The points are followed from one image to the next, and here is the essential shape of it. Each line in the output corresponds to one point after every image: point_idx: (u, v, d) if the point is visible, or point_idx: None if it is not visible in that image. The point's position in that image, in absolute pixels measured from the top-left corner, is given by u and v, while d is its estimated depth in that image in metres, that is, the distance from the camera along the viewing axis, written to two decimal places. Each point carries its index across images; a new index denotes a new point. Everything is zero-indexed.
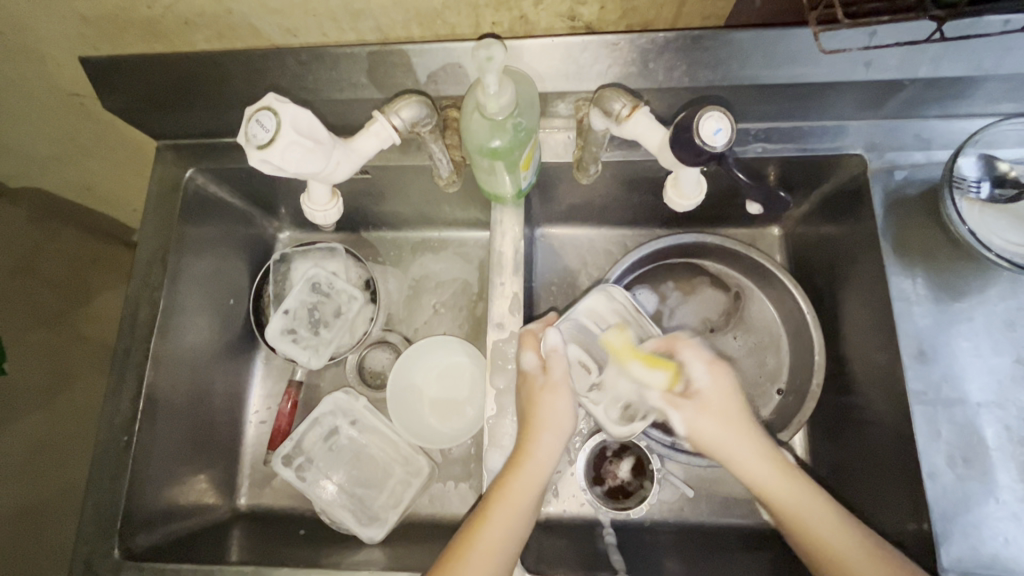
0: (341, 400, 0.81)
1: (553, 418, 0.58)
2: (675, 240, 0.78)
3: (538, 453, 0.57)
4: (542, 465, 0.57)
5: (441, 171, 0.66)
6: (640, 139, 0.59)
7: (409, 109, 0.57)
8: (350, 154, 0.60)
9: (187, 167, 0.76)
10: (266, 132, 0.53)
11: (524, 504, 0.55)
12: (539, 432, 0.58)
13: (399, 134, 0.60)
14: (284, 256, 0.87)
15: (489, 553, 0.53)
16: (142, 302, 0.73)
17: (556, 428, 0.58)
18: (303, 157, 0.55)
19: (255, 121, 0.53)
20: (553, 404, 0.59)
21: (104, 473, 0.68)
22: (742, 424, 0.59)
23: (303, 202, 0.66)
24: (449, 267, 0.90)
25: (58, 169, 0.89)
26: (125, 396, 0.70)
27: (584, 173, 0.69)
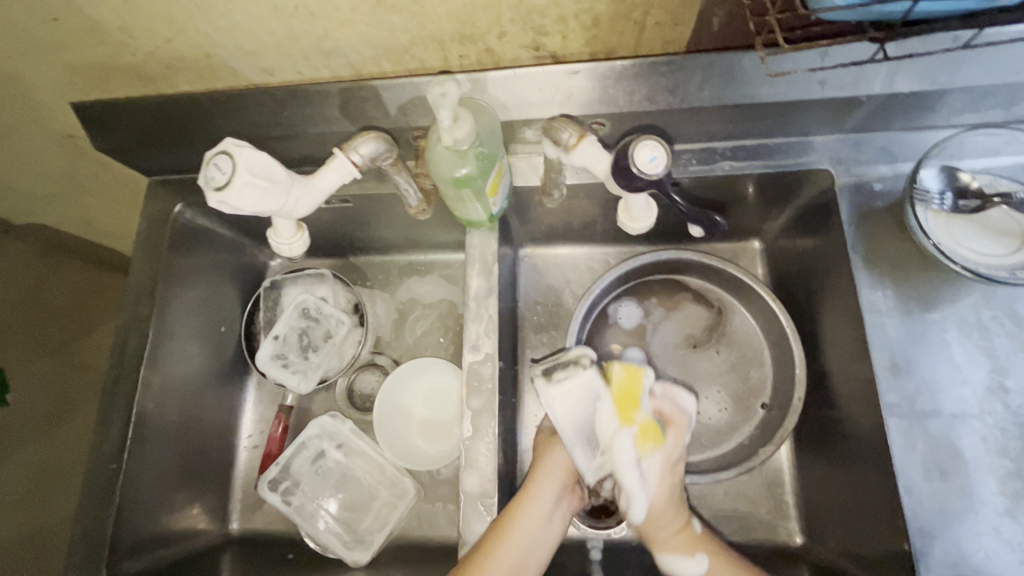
0: (327, 424, 0.82)
1: (555, 461, 0.65)
2: (653, 257, 0.79)
3: (528, 514, 0.60)
4: (530, 526, 0.60)
5: (411, 199, 0.68)
6: (589, 167, 0.60)
7: (368, 144, 0.60)
8: (319, 190, 0.62)
9: (176, 202, 0.79)
10: (223, 174, 0.56)
11: (527, 542, 0.59)
12: (536, 493, 0.62)
13: (357, 169, 0.62)
14: (275, 283, 0.90)
15: None
16: (131, 332, 0.75)
17: (559, 470, 0.65)
18: (262, 195, 0.58)
19: (213, 164, 0.56)
20: (553, 461, 0.65)
21: (94, 500, 0.70)
22: (673, 502, 0.63)
23: (270, 235, 0.68)
24: (435, 289, 0.92)
25: (60, 206, 0.93)
26: (115, 425, 0.72)
27: (551, 197, 0.71)
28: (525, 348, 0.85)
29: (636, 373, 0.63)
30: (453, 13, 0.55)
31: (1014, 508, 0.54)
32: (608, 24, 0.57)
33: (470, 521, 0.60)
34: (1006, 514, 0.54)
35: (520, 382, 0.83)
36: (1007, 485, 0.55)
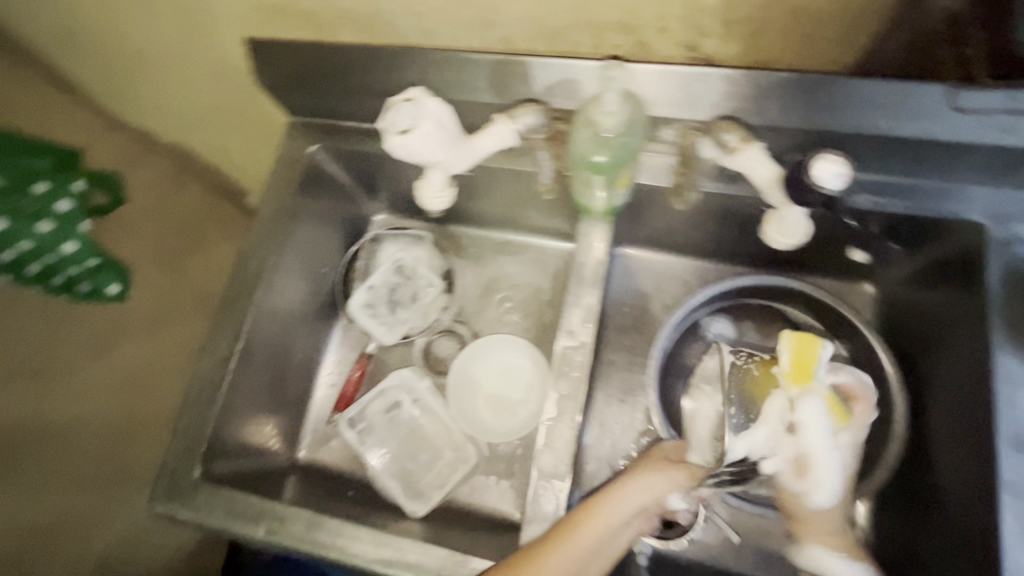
0: (408, 376, 0.87)
1: (641, 476, 0.63)
2: (759, 280, 0.77)
3: (598, 522, 0.58)
4: (601, 536, 0.58)
5: (544, 178, 0.70)
6: (749, 172, 0.59)
7: (529, 115, 0.61)
8: (470, 153, 0.64)
9: (313, 142, 0.83)
10: (408, 121, 0.59)
11: (590, 546, 0.57)
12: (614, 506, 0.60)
13: (516, 137, 0.63)
14: (378, 236, 0.93)
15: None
16: (253, 255, 0.81)
17: (644, 486, 0.63)
18: (437, 145, 0.61)
19: (397, 110, 0.59)
20: (640, 483, 0.63)
21: (199, 399, 0.75)
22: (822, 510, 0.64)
23: (415, 189, 0.69)
24: (524, 271, 0.94)
25: (204, 131, 1.01)
26: (228, 334, 0.78)
27: (681, 199, 0.70)
28: (604, 345, 0.85)
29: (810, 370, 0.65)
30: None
31: None
32: (773, 33, 0.56)
33: (542, 500, 0.60)
34: None
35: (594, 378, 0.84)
36: None
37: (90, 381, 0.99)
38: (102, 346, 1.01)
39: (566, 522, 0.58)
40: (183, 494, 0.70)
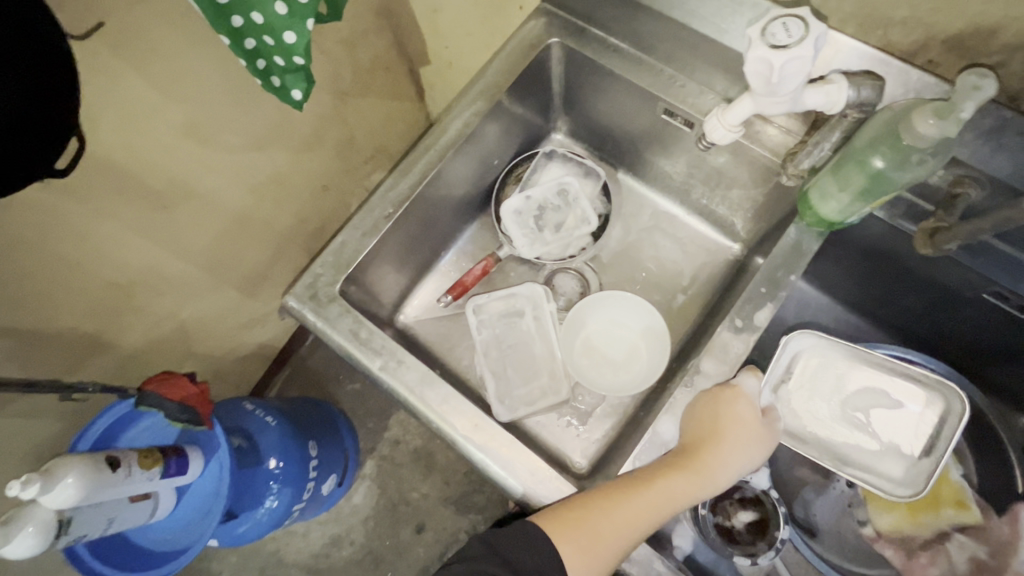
0: (538, 293, 0.87)
1: (745, 443, 0.60)
2: (925, 360, 0.72)
3: (689, 478, 0.58)
4: (688, 494, 0.57)
5: (805, 160, 0.63)
6: None
7: (869, 91, 0.55)
8: (796, 101, 0.55)
9: (554, 35, 0.80)
10: (787, 36, 0.51)
11: (683, 498, 0.57)
12: (708, 471, 0.59)
13: (840, 108, 0.56)
14: (552, 154, 0.91)
15: (632, 519, 0.55)
16: (456, 119, 0.79)
17: (744, 453, 0.60)
18: (792, 77, 0.52)
19: (780, 22, 0.51)
20: (734, 444, 0.59)
21: (362, 226, 0.74)
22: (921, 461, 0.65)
23: (713, 112, 0.63)
24: (672, 249, 0.91)
25: None
26: (406, 181, 0.77)
27: (932, 246, 0.61)
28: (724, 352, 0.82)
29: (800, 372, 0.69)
30: None
31: None
32: None
33: (647, 458, 0.61)
34: None
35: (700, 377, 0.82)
36: None
37: (247, 165, 1.03)
38: (265, 142, 1.03)
39: (662, 472, 0.58)
40: (319, 301, 0.71)
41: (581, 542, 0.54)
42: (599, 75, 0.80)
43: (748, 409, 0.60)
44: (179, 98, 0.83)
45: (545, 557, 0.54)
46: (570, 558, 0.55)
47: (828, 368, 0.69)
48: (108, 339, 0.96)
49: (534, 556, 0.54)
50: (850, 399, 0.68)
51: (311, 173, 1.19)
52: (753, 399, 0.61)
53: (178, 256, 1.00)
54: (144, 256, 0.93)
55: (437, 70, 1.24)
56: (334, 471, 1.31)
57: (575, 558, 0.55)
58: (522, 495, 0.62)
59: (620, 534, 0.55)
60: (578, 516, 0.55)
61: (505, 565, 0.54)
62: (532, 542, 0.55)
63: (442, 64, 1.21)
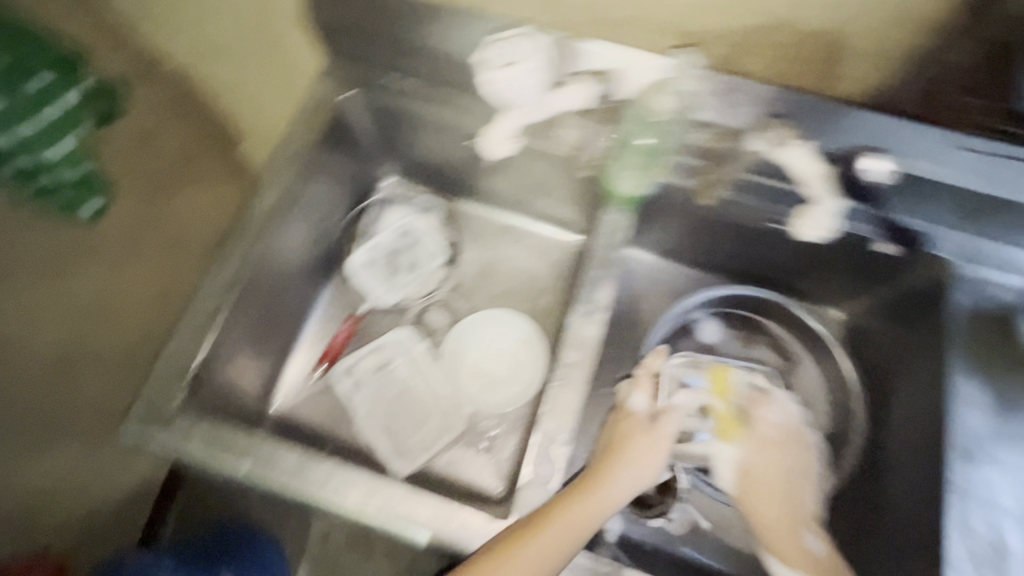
0: (405, 336, 0.87)
1: (638, 459, 0.66)
2: (747, 291, 0.84)
3: (591, 505, 0.60)
4: (592, 519, 0.59)
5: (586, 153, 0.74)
6: (789, 166, 0.66)
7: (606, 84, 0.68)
8: (547, 105, 0.70)
9: (344, 91, 0.81)
10: (505, 52, 0.67)
11: (590, 520, 0.59)
12: (608, 491, 0.63)
13: (592, 105, 0.70)
14: (385, 201, 0.94)
15: (541, 554, 0.55)
16: (268, 192, 0.77)
17: (637, 470, 0.66)
18: (525, 78, 0.67)
19: (499, 47, 0.67)
20: (626, 462, 0.66)
21: (192, 327, 0.70)
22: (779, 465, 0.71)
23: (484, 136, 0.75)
24: (525, 257, 0.95)
25: (220, 65, 0.96)
26: (229, 267, 0.74)
27: (707, 195, 0.72)
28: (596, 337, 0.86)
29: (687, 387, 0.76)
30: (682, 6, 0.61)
31: None
32: (806, 65, 0.64)
33: (540, 462, 0.62)
34: None
35: None
36: None
37: None
38: None
39: (565, 499, 0.60)
40: (161, 420, 0.66)
41: None
42: (401, 117, 0.83)
43: (637, 431, 0.68)
44: None
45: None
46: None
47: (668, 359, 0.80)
48: None
49: None
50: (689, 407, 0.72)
51: None
52: (638, 421, 0.69)
53: None
54: None
55: None
56: None
57: None
58: (426, 538, 0.61)
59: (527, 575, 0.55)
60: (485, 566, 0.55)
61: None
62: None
63: (257, 138, 1.18)
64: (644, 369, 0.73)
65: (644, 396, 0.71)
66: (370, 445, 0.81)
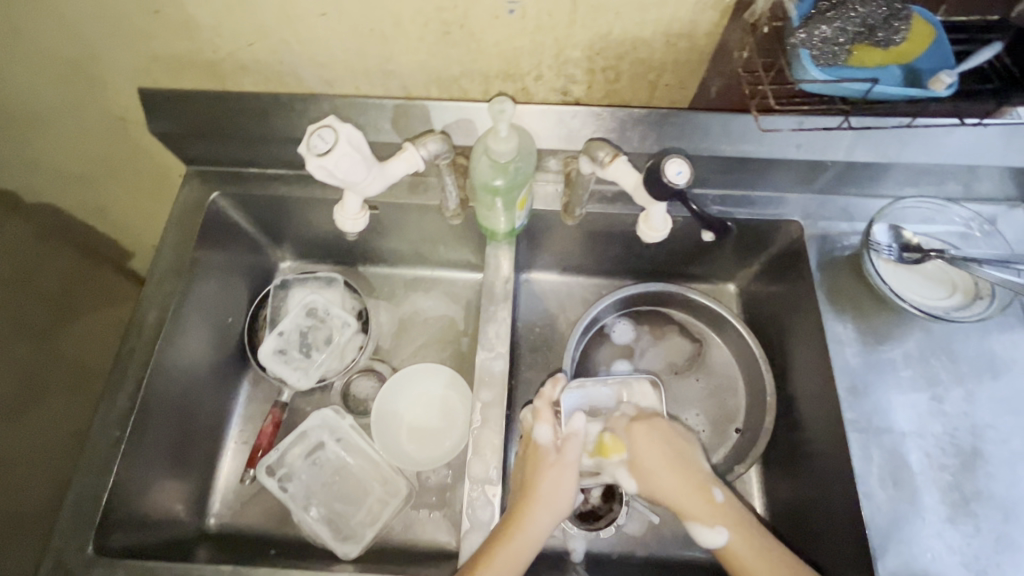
0: (330, 416, 0.83)
1: (551, 496, 0.64)
2: (646, 287, 0.88)
3: (517, 544, 0.59)
4: (520, 563, 0.58)
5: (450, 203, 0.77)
6: (618, 182, 0.66)
7: (435, 142, 0.66)
8: (383, 175, 0.66)
9: (212, 189, 0.82)
10: (326, 143, 0.59)
11: (506, 572, 0.57)
12: (523, 539, 0.60)
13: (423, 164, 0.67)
14: (285, 282, 0.92)
15: None
16: (152, 306, 0.75)
17: (552, 507, 0.63)
18: (353, 166, 0.61)
19: (316, 135, 0.60)
20: (541, 501, 0.63)
21: (92, 466, 0.67)
22: (652, 463, 0.71)
23: (336, 212, 0.71)
24: (437, 304, 0.97)
25: (86, 188, 0.95)
26: (123, 393, 0.71)
27: (573, 216, 0.77)
28: (519, 365, 0.88)
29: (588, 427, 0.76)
30: (502, 53, 0.66)
31: (953, 516, 0.62)
32: (627, 81, 0.71)
33: (477, 506, 0.63)
34: (948, 520, 0.61)
35: (514, 398, 0.86)
36: (947, 495, 0.63)
37: None
38: None
39: (483, 560, 0.58)
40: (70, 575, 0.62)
41: None
42: (277, 203, 0.84)
43: (548, 466, 0.66)
44: None
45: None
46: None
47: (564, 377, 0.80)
48: None
49: None
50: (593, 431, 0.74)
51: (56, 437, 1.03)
52: (547, 455, 0.66)
53: None
54: None
55: (144, 256, 1.18)
56: None
57: None
58: None
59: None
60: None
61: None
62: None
63: (147, 248, 1.15)
64: (541, 399, 0.69)
65: (548, 427, 0.67)
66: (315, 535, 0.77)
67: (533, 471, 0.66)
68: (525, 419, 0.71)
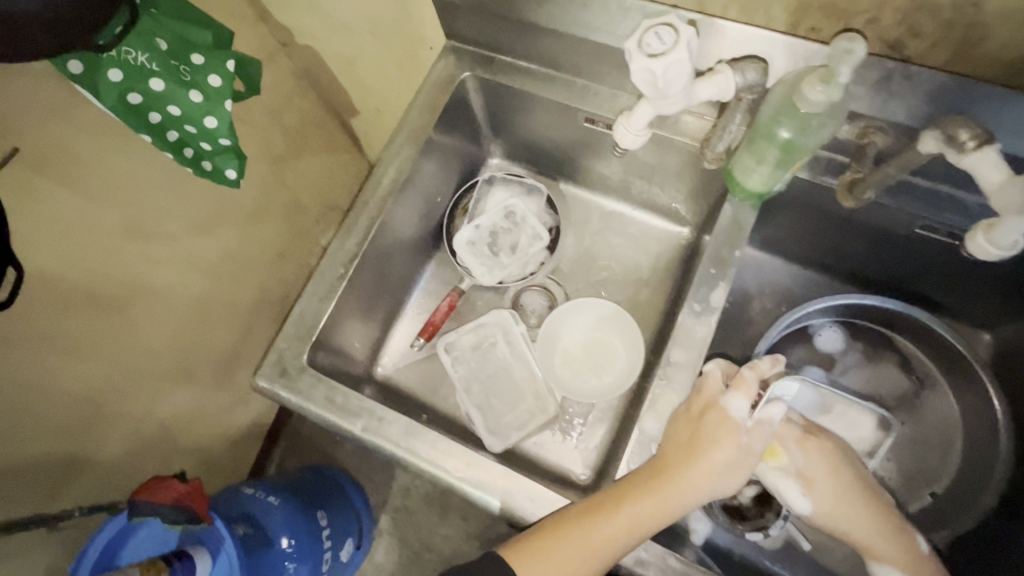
0: (505, 318, 0.86)
1: (722, 467, 0.59)
2: (882, 302, 0.73)
3: (665, 502, 0.57)
4: (660, 518, 0.57)
5: (720, 143, 0.65)
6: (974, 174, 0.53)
7: (753, 72, 0.59)
8: (688, 97, 0.59)
9: (465, 69, 0.83)
10: (662, 44, 0.53)
11: (651, 517, 0.57)
12: (678, 494, 0.58)
13: (732, 92, 0.60)
14: (491, 179, 0.93)
15: (601, 543, 0.56)
16: (390, 167, 0.80)
17: (719, 480, 0.59)
18: (678, 77, 0.55)
19: (654, 32, 0.54)
20: (711, 468, 0.59)
21: (315, 295, 0.74)
22: (823, 492, 0.65)
23: (619, 120, 0.65)
24: (626, 245, 0.93)
25: (348, 41, 1.01)
26: (353, 237, 0.77)
27: (853, 198, 0.64)
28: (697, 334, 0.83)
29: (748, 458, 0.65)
30: None
31: None
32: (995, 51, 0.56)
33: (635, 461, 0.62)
34: None
35: None
36: None
37: (192, 252, 1.01)
38: (214, 222, 1.04)
39: (630, 492, 0.58)
40: (289, 375, 0.70)
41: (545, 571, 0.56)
42: (516, 98, 0.83)
43: (732, 439, 0.59)
44: (119, 202, 0.85)
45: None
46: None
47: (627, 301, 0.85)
48: (85, 456, 0.93)
49: None
50: (784, 429, 0.66)
51: (262, 250, 1.19)
52: (733, 427, 0.59)
53: (144, 356, 0.98)
54: (87, 376, 0.88)
55: (367, 118, 1.27)
56: (349, 535, 1.28)
57: None
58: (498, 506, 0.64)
59: (583, 559, 0.56)
60: (545, 546, 0.56)
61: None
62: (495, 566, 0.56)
63: (371, 112, 1.24)
64: (751, 370, 0.61)
65: (746, 400, 0.60)
66: (468, 419, 0.83)
67: (709, 430, 0.59)
68: (711, 376, 0.61)
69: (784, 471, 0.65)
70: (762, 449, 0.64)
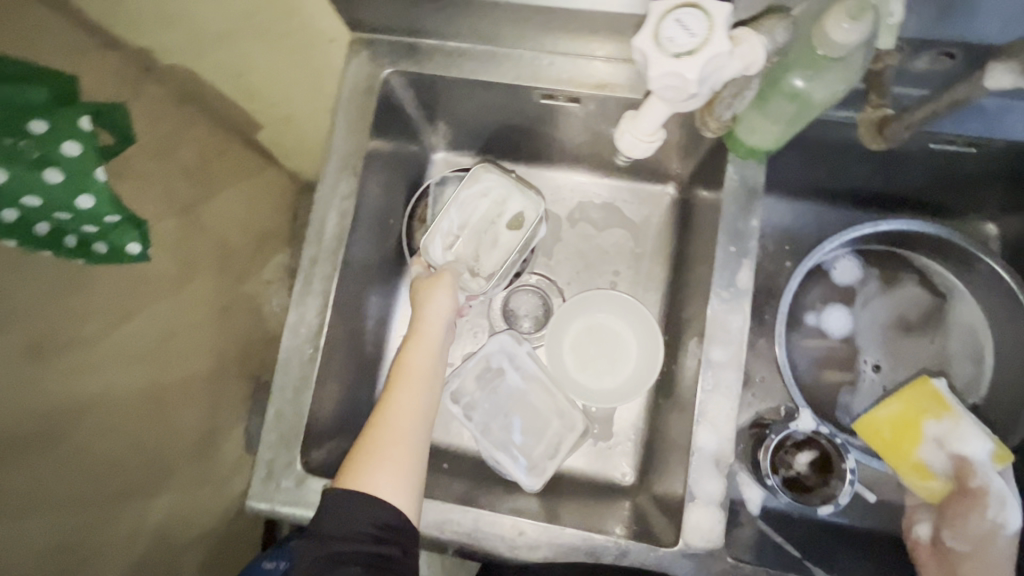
0: (506, 342, 0.77)
1: (431, 310, 0.67)
2: (899, 225, 0.71)
3: (420, 354, 0.65)
4: (428, 361, 0.65)
5: (726, 112, 0.55)
6: None
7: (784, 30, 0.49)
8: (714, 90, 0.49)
9: (384, 65, 0.68)
10: (690, 37, 0.44)
11: (423, 365, 0.65)
12: (425, 343, 0.66)
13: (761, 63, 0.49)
14: (443, 178, 0.78)
15: (404, 411, 0.61)
16: (329, 210, 0.67)
17: (433, 322, 0.67)
18: (716, 73, 0.46)
19: (675, 22, 0.44)
20: (428, 317, 0.67)
21: (288, 384, 0.63)
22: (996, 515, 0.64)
23: (625, 127, 0.57)
24: (608, 216, 0.83)
25: (225, 48, 0.83)
26: (310, 304, 0.65)
27: (884, 139, 0.56)
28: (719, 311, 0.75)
29: (932, 422, 0.67)
30: None
31: None
32: None
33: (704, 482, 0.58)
34: None
35: None
36: None
37: (121, 340, 0.79)
38: (132, 303, 0.81)
39: (400, 366, 0.65)
40: (285, 489, 0.61)
41: (384, 474, 0.57)
42: (452, 86, 0.69)
43: (433, 282, 0.69)
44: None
45: (364, 505, 0.55)
46: (390, 494, 0.56)
47: (483, 201, 0.74)
48: None
49: (346, 518, 0.54)
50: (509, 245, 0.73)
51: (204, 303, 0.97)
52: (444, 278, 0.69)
53: (93, 488, 0.76)
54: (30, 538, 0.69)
55: (273, 128, 1.09)
56: None
57: (386, 480, 0.57)
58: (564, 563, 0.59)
59: (403, 436, 0.60)
60: (363, 454, 0.58)
61: (375, 529, 0.54)
62: (337, 507, 0.54)
63: (277, 121, 1.06)
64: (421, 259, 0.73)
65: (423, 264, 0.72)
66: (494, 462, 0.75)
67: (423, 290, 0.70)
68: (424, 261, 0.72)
69: (1004, 477, 0.65)
70: (916, 413, 0.67)
